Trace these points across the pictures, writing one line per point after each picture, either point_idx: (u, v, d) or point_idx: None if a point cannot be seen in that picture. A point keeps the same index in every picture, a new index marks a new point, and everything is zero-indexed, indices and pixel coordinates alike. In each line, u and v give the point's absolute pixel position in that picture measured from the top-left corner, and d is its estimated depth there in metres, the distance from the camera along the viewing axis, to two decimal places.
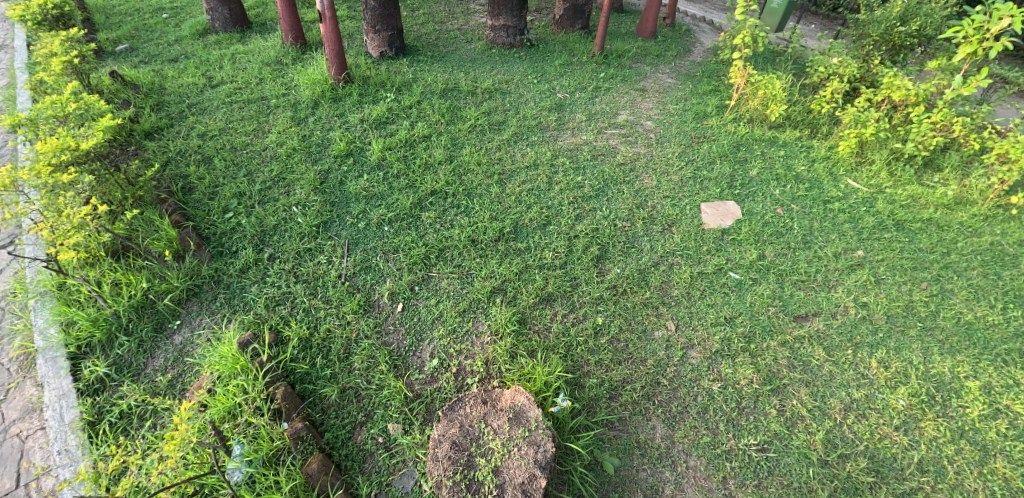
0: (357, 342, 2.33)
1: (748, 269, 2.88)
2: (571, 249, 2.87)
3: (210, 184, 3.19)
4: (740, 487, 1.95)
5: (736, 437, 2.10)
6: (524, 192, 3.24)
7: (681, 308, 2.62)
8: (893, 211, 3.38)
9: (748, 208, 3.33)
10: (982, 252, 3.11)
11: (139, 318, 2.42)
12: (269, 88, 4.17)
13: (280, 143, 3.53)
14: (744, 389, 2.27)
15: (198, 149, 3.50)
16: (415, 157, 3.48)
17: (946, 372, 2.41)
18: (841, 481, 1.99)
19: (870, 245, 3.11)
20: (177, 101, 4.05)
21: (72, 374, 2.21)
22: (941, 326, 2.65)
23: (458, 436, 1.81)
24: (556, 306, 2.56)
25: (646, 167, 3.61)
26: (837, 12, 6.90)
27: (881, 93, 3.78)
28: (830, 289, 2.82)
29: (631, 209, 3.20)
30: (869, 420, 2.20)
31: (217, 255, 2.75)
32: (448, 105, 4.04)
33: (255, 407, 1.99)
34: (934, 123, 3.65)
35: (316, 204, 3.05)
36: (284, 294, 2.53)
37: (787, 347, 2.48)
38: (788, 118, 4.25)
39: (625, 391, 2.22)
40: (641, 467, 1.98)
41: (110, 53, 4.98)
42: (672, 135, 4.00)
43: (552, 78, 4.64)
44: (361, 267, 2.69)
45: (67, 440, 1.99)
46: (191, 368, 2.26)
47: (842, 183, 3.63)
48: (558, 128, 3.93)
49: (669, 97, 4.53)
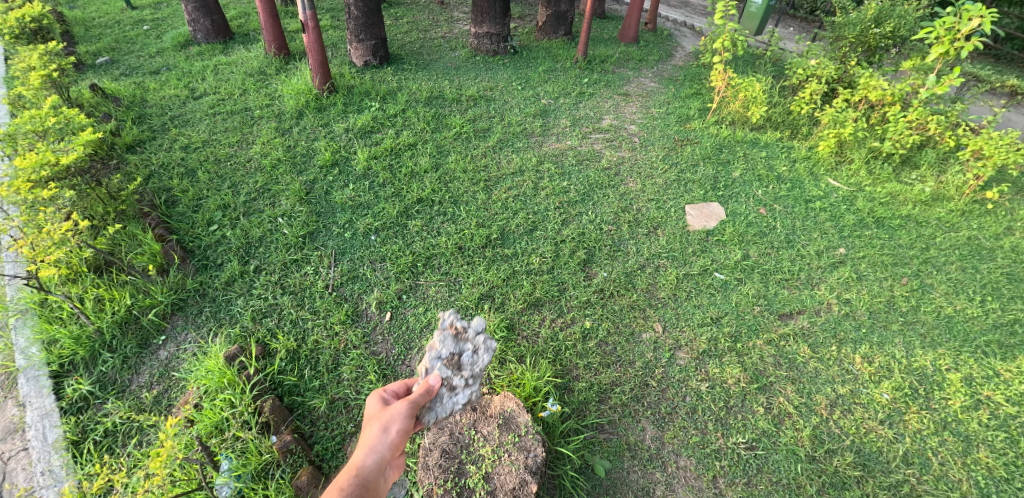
0: (346, 353, 2.32)
1: (733, 269, 2.92)
2: (558, 254, 2.89)
3: (194, 197, 3.16)
4: (730, 485, 1.97)
5: (725, 437, 2.12)
6: (511, 198, 3.26)
7: (667, 309, 2.65)
8: (873, 209, 3.45)
9: (732, 209, 3.38)
10: (960, 246, 3.19)
11: (123, 334, 2.39)
12: (253, 98, 4.15)
13: (265, 154, 3.51)
14: (732, 387, 2.30)
15: (182, 162, 3.47)
16: (401, 165, 3.48)
17: (928, 365, 2.47)
18: (829, 477, 2.03)
19: (851, 243, 3.17)
20: (160, 113, 4.02)
21: (55, 393, 2.18)
22: (922, 320, 2.70)
23: (449, 444, 1.80)
24: (544, 311, 2.57)
25: (631, 171, 3.65)
26: (813, 15, 7.05)
27: (858, 94, 3.87)
28: (813, 287, 2.87)
29: (617, 213, 3.23)
30: (855, 415, 2.24)
31: (202, 268, 2.72)
32: (434, 113, 4.05)
33: (242, 421, 1.97)
34: (910, 122, 3.74)
35: (301, 214, 3.04)
36: (270, 306, 2.51)
37: (772, 345, 2.52)
38: (768, 119, 4.33)
39: (614, 394, 2.24)
40: (632, 469, 1.99)
41: (90, 66, 4.92)
42: (655, 139, 4.05)
43: (536, 84, 4.68)
44: (349, 277, 2.68)
45: (50, 460, 1.95)
46: (176, 383, 2.23)
47: (823, 183, 3.70)
48: (543, 134, 3.97)
49: (652, 101, 4.59)
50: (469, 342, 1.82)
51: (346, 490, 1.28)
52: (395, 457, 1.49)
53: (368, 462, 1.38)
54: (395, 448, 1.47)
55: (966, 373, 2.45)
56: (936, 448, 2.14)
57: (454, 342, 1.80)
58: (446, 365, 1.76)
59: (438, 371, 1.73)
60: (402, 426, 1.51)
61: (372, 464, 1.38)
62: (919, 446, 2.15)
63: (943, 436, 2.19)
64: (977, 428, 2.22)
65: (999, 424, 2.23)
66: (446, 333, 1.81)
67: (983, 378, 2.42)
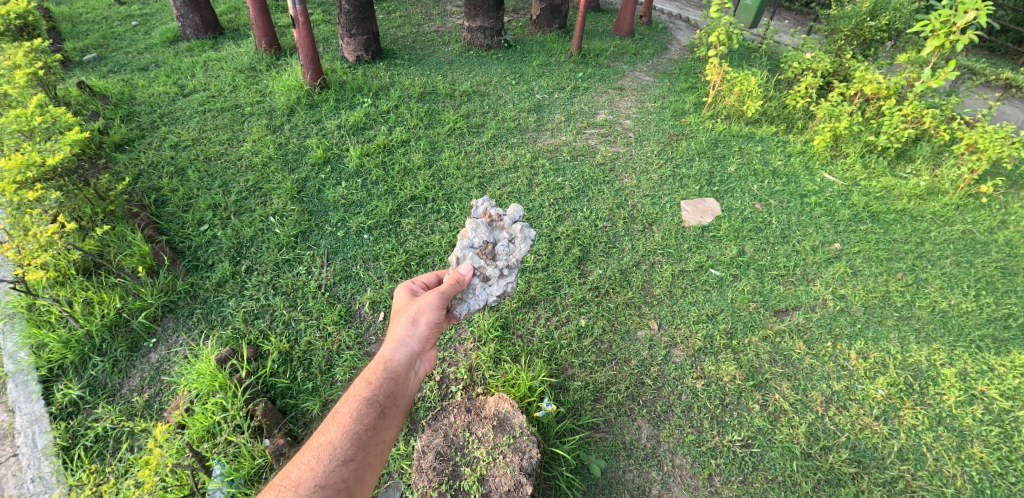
0: (339, 354, 2.30)
1: (728, 265, 2.91)
2: (553, 251, 2.87)
3: (184, 196, 3.12)
4: (726, 483, 1.97)
5: (721, 435, 2.12)
6: (505, 195, 3.23)
7: (663, 307, 2.63)
8: (868, 203, 3.44)
9: (727, 204, 3.37)
10: (954, 241, 3.19)
11: (113, 337, 2.35)
12: (243, 95, 4.09)
13: (256, 152, 3.46)
14: (728, 385, 2.30)
15: (171, 161, 3.41)
16: (394, 162, 3.44)
17: (923, 360, 2.47)
18: (824, 473, 2.03)
19: (846, 238, 3.17)
20: (149, 111, 3.96)
21: (44, 398, 2.14)
22: (917, 315, 2.70)
23: (443, 446, 1.79)
24: (539, 310, 2.55)
25: (626, 166, 3.62)
26: (808, 8, 7.03)
27: (854, 87, 3.86)
28: (809, 282, 2.86)
29: (612, 209, 3.21)
30: (850, 411, 2.24)
31: (193, 269, 2.69)
32: (427, 109, 4.00)
33: (234, 425, 1.95)
34: (905, 115, 3.72)
35: (293, 213, 3.00)
36: (262, 307, 2.48)
37: (768, 341, 2.51)
38: (764, 113, 4.31)
39: (610, 392, 2.23)
40: (628, 468, 1.99)
41: (78, 63, 4.84)
42: (650, 134, 4.02)
43: (531, 79, 4.64)
44: (341, 277, 2.65)
45: (40, 467, 1.92)
46: (168, 387, 2.20)
47: (818, 177, 3.69)
48: (537, 129, 3.93)
49: (647, 96, 4.56)
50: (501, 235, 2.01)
51: (375, 383, 1.37)
52: (427, 348, 1.57)
53: (396, 356, 1.46)
54: (425, 340, 1.55)
55: (960, 367, 2.45)
56: (931, 444, 2.15)
57: (485, 233, 1.97)
58: (479, 254, 1.94)
59: (471, 258, 1.90)
60: (431, 318, 1.59)
61: (401, 358, 1.46)
62: (913, 442, 2.15)
63: (937, 431, 2.19)
64: (971, 423, 2.22)
65: (993, 419, 2.24)
66: (479, 222, 1.99)
67: (977, 373, 2.43)
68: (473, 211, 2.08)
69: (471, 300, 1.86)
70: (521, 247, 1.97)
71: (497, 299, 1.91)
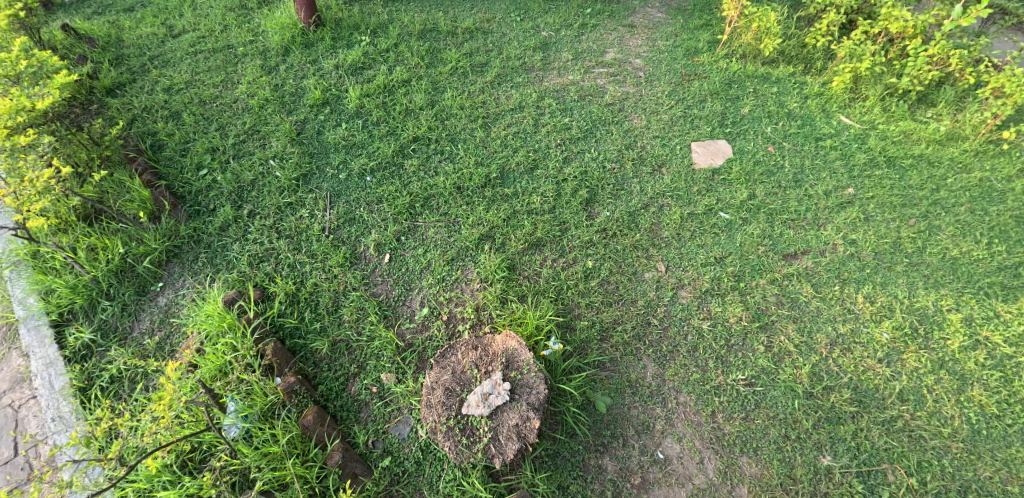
0: (345, 295, 2.31)
1: (738, 209, 2.84)
2: (559, 193, 2.81)
3: (180, 140, 3.03)
4: (728, 420, 2.02)
5: (725, 373, 2.14)
6: (510, 135, 3.13)
7: (670, 249, 2.60)
8: (885, 148, 3.30)
9: (739, 147, 3.26)
10: (971, 188, 3.07)
11: (119, 282, 2.36)
12: (235, 34, 3.89)
13: (251, 95, 3.33)
14: (734, 326, 2.30)
15: (165, 104, 3.29)
16: (395, 103, 3.31)
17: (930, 306, 2.45)
18: (825, 411, 2.07)
19: (861, 183, 3.07)
20: (138, 53, 3.78)
21: (57, 342, 2.18)
22: (927, 262, 2.66)
23: (451, 382, 1.83)
24: (545, 252, 2.53)
25: (636, 107, 3.48)
26: None
27: (878, 25, 3.58)
28: (819, 227, 2.80)
29: (620, 150, 3.11)
30: (854, 354, 2.25)
31: (194, 214, 2.66)
32: (428, 47, 3.81)
33: (245, 364, 1.98)
34: (930, 57, 3.49)
35: (294, 156, 2.93)
36: (267, 250, 2.47)
37: (775, 284, 2.50)
38: (782, 53, 4.05)
39: (616, 332, 2.25)
40: (632, 405, 2.04)
41: (59, 4, 4.57)
42: (662, 73, 3.84)
43: (536, 16, 4.38)
44: (345, 220, 2.62)
45: (59, 407, 1.98)
46: (178, 329, 2.23)
47: (835, 120, 3.54)
48: (543, 68, 3.75)
49: (659, 33, 4.31)
50: (503, 357, 1.88)
51: None
52: None
53: None
54: None
55: (967, 313, 2.43)
56: (931, 386, 2.16)
57: (492, 361, 1.87)
58: (487, 377, 1.83)
59: (480, 389, 1.78)
60: None
61: None
62: (914, 384, 2.17)
63: (938, 374, 2.20)
64: (973, 368, 2.22)
65: (994, 364, 2.24)
66: (483, 352, 1.91)
67: (983, 319, 2.41)
68: (486, 340, 1.97)
69: (484, 403, 1.75)
70: (501, 400, 1.75)
71: (502, 406, 1.76)
